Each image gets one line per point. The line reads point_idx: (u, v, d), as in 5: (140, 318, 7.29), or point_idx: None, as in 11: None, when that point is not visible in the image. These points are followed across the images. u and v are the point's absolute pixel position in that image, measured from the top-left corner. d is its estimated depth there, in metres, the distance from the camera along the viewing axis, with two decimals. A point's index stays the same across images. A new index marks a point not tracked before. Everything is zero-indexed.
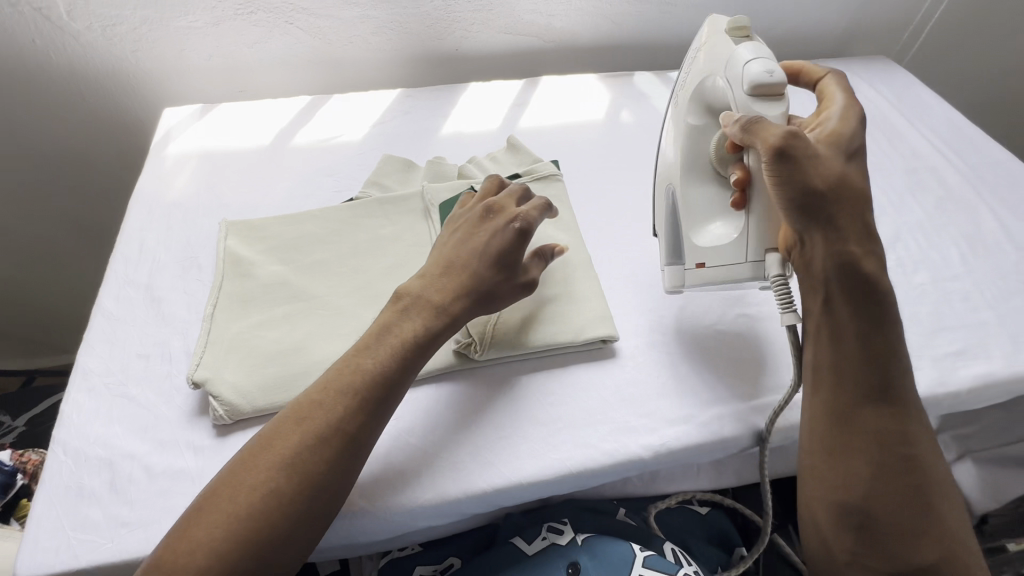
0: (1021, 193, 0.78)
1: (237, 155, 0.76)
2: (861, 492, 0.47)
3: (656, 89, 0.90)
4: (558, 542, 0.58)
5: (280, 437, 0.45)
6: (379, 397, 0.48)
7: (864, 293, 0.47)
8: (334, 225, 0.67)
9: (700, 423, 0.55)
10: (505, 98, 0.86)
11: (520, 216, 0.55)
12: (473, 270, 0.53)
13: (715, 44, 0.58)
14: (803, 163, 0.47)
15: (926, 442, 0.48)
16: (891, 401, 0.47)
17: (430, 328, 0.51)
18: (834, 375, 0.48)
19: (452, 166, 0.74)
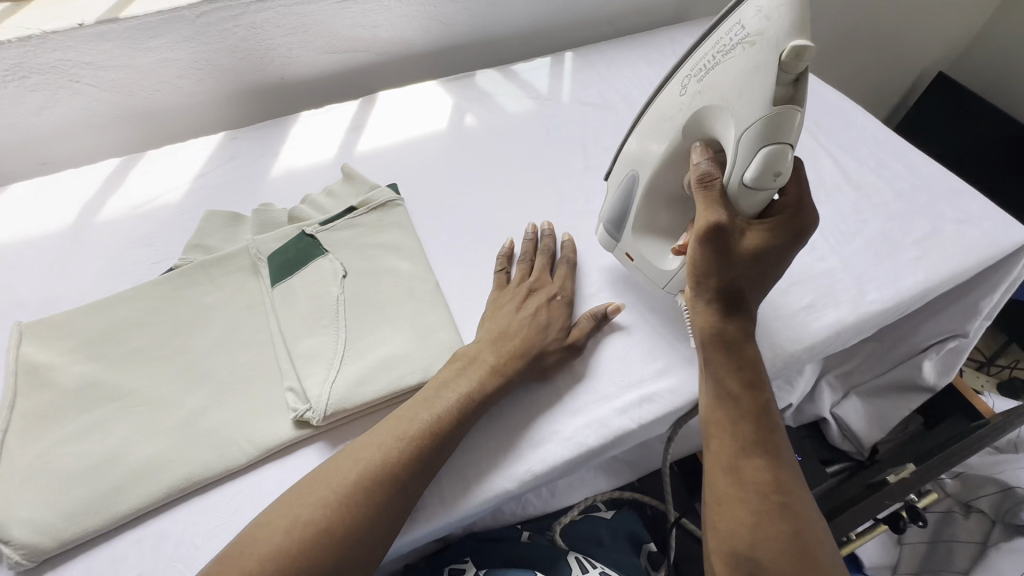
0: (853, 132, 0.80)
1: (35, 242, 0.67)
2: (742, 535, 0.43)
3: (498, 86, 0.87)
4: None
5: (337, 470, 0.46)
6: (438, 448, 0.48)
7: (742, 359, 0.48)
8: (152, 301, 0.60)
9: (561, 436, 0.52)
10: (339, 123, 0.81)
11: (558, 291, 0.59)
12: (530, 342, 0.54)
13: (757, 64, 0.43)
14: (718, 251, 0.47)
15: (807, 497, 0.45)
16: (777, 453, 0.46)
17: (483, 385, 0.51)
18: (719, 427, 0.47)
19: (282, 211, 0.68)
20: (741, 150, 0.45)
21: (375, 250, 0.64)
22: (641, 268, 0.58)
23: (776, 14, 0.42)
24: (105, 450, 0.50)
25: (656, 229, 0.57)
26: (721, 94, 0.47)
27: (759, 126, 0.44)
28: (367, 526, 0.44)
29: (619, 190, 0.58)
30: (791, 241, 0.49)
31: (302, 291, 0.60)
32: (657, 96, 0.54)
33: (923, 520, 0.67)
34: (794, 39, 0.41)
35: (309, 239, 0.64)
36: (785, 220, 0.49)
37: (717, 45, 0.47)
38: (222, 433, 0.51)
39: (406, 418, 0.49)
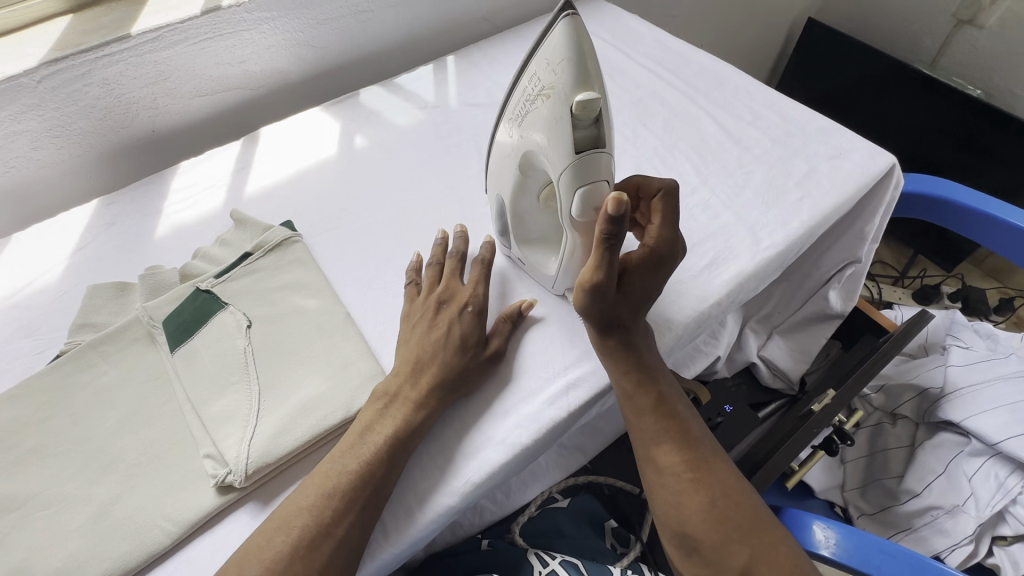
0: (728, 91, 0.84)
1: None
2: (673, 512, 0.52)
3: (384, 102, 0.86)
4: None
5: (271, 544, 0.45)
6: (371, 495, 0.47)
7: (638, 362, 0.53)
8: (38, 395, 0.55)
9: (495, 441, 0.52)
10: (223, 168, 0.77)
11: (470, 300, 0.58)
12: (447, 364, 0.53)
13: (554, 116, 0.44)
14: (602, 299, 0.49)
15: (717, 460, 0.53)
16: (683, 435, 0.53)
17: (409, 418, 0.50)
18: (633, 426, 0.55)
19: (173, 271, 0.65)
20: (562, 193, 0.46)
21: (278, 293, 0.62)
22: (532, 272, 0.61)
23: (561, 67, 0.43)
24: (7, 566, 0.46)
25: (534, 234, 0.58)
26: (536, 141, 0.47)
27: (570, 171, 0.45)
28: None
29: (494, 212, 0.60)
30: (664, 271, 0.53)
31: (205, 352, 0.57)
32: (498, 133, 0.55)
33: (852, 439, 0.74)
34: (581, 93, 0.42)
35: (205, 295, 0.61)
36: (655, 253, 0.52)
37: (525, 93, 0.48)
38: (141, 517, 0.48)
39: (332, 476, 0.48)
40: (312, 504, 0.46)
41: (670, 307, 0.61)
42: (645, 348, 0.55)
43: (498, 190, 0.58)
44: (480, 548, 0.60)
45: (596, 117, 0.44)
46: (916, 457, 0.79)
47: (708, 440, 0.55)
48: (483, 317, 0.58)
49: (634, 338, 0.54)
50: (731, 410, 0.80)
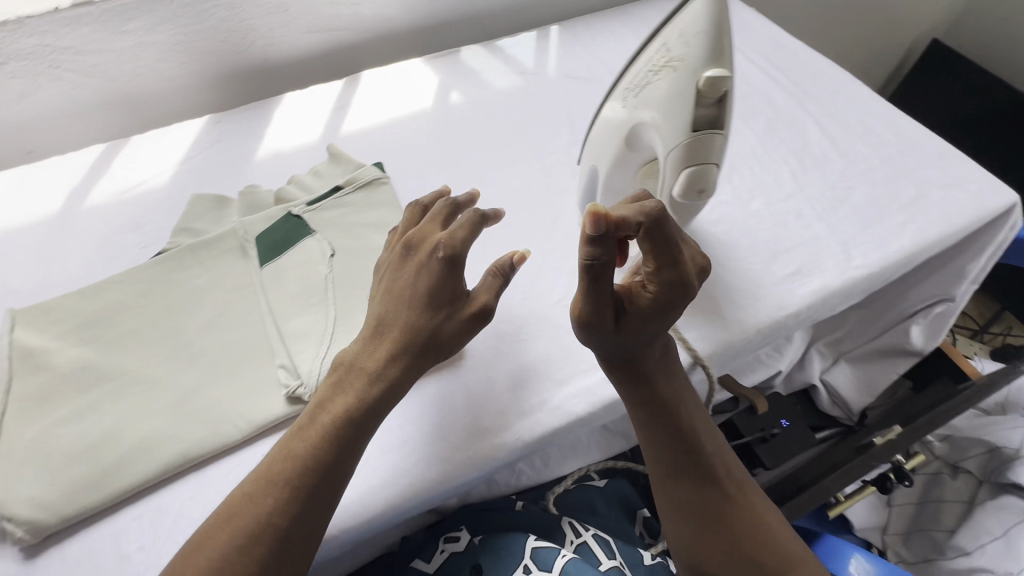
0: (841, 100, 0.80)
1: (23, 231, 0.67)
2: (684, 541, 0.53)
3: (483, 62, 0.86)
4: (456, 550, 0.58)
5: (215, 531, 0.43)
6: (318, 485, 0.45)
7: (651, 396, 0.51)
8: (141, 286, 0.60)
9: (509, 419, 0.53)
10: (324, 104, 0.80)
11: (444, 244, 0.49)
12: (410, 329, 0.49)
13: (679, 89, 0.43)
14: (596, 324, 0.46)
15: (739, 496, 0.52)
16: (701, 473, 0.52)
17: (365, 390, 0.48)
18: (650, 459, 0.54)
19: (268, 192, 0.68)
20: (667, 169, 0.45)
21: (362, 229, 0.64)
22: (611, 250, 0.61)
23: (698, 39, 0.42)
24: (101, 430, 0.50)
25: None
26: (649, 113, 0.46)
27: (680, 148, 0.44)
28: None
29: (584, 181, 0.59)
30: (681, 303, 0.46)
31: (290, 272, 0.60)
32: (609, 101, 0.53)
33: (910, 481, 0.70)
34: (712, 68, 0.41)
35: (296, 220, 0.64)
36: (663, 290, 0.45)
37: (648, 63, 0.47)
38: (218, 411, 0.52)
39: (285, 458, 0.45)
40: (252, 492, 0.44)
41: (747, 308, 0.60)
42: (664, 378, 0.51)
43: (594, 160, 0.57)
44: (515, 509, 0.63)
45: (721, 98, 0.43)
46: (972, 515, 0.75)
47: (731, 473, 0.53)
48: (459, 267, 0.49)
49: (650, 366, 0.50)
50: (789, 424, 0.76)
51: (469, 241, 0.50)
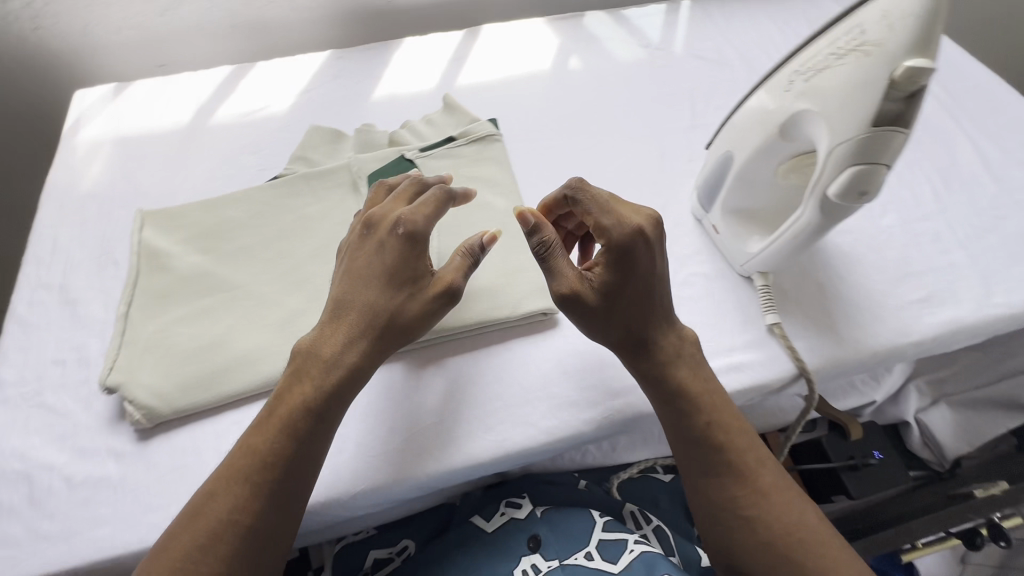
0: (1003, 119, 0.71)
1: (155, 138, 0.70)
2: (723, 545, 0.48)
3: (607, 30, 0.83)
4: (517, 517, 0.58)
5: (176, 537, 0.41)
6: (283, 476, 0.43)
7: (666, 386, 0.50)
8: (257, 207, 0.63)
9: (565, 401, 0.53)
10: (442, 52, 0.79)
11: (403, 220, 0.49)
12: (374, 308, 0.48)
13: (866, 78, 0.40)
14: (583, 312, 0.48)
15: (775, 493, 0.47)
16: (733, 470, 0.48)
17: (327, 378, 0.46)
18: (679, 457, 0.50)
19: (382, 133, 0.69)
20: (829, 164, 0.43)
21: (472, 183, 0.63)
22: (724, 243, 0.58)
23: (901, 25, 0.38)
24: (213, 335, 0.53)
25: (750, 206, 0.56)
26: (820, 102, 0.43)
27: (853, 143, 0.41)
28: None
29: (714, 166, 0.56)
30: (640, 253, 0.47)
31: None
32: (764, 83, 0.50)
33: (1005, 541, 0.68)
34: (913, 59, 0.38)
35: (407, 163, 0.64)
36: (613, 244, 0.47)
37: (828, 45, 0.43)
38: None
39: (248, 454, 0.44)
40: (213, 490, 0.43)
41: (866, 328, 0.55)
42: (682, 365, 0.50)
43: (731, 146, 0.54)
44: (578, 488, 0.63)
45: (911, 93, 0.39)
46: None
47: (767, 469, 0.48)
48: (417, 245, 0.49)
49: (659, 356, 0.50)
50: (883, 457, 0.70)
51: (430, 220, 0.49)
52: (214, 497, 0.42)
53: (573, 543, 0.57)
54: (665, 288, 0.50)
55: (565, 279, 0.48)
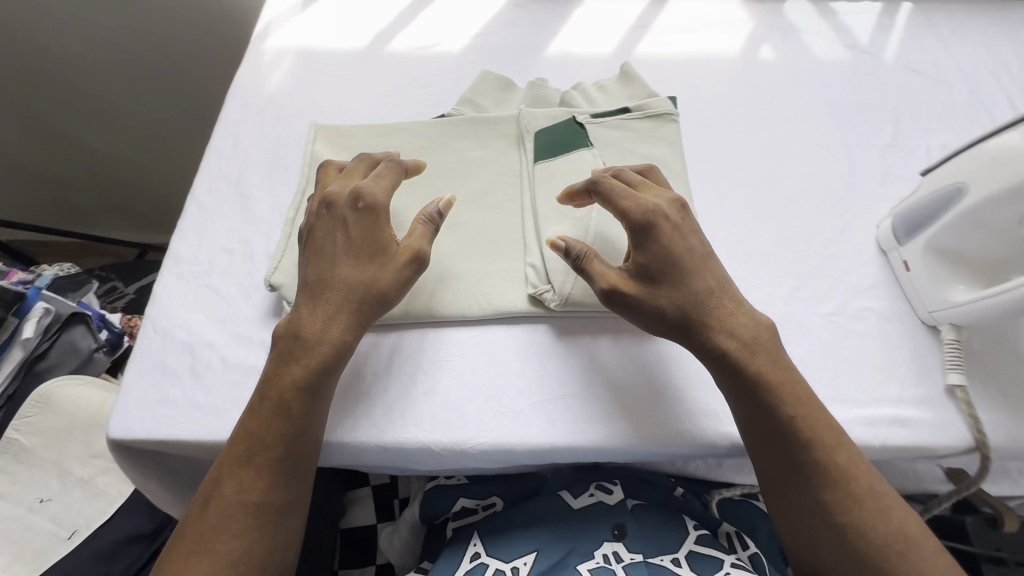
0: None
1: (333, 54, 0.72)
2: (807, 551, 0.45)
3: (809, 21, 0.75)
4: (606, 502, 0.57)
5: (191, 526, 0.44)
6: (286, 453, 0.45)
7: (742, 381, 0.46)
8: (422, 141, 0.62)
9: (648, 388, 0.51)
10: (625, 17, 0.75)
11: (362, 192, 0.49)
12: (347, 280, 0.48)
13: None
14: (637, 300, 0.47)
15: (869, 499, 0.44)
16: (821, 475, 0.44)
17: (314, 356, 0.46)
18: (756, 455, 0.46)
19: (554, 91, 0.67)
20: None
21: (641, 161, 0.60)
22: (914, 284, 0.53)
23: None
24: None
25: (959, 251, 0.50)
26: None
27: None
28: (251, 556, 0.43)
29: (931, 199, 0.52)
30: (664, 227, 0.48)
31: (561, 178, 0.58)
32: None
33: None
34: None
35: (577, 127, 0.61)
36: (635, 215, 0.48)
37: None
38: (466, 283, 0.54)
39: (247, 438, 0.45)
40: (219, 477, 0.44)
41: None
42: (759, 357, 0.46)
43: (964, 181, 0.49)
44: (674, 494, 0.60)
45: None
46: None
47: (861, 473, 0.44)
48: (377, 217, 0.50)
49: (731, 346, 0.46)
50: None
51: (384, 194, 0.51)
52: (223, 483, 0.43)
53: (661, 545, 0.54)
54: (707, 273, 0.48)
55: (608, 275, 0.48)
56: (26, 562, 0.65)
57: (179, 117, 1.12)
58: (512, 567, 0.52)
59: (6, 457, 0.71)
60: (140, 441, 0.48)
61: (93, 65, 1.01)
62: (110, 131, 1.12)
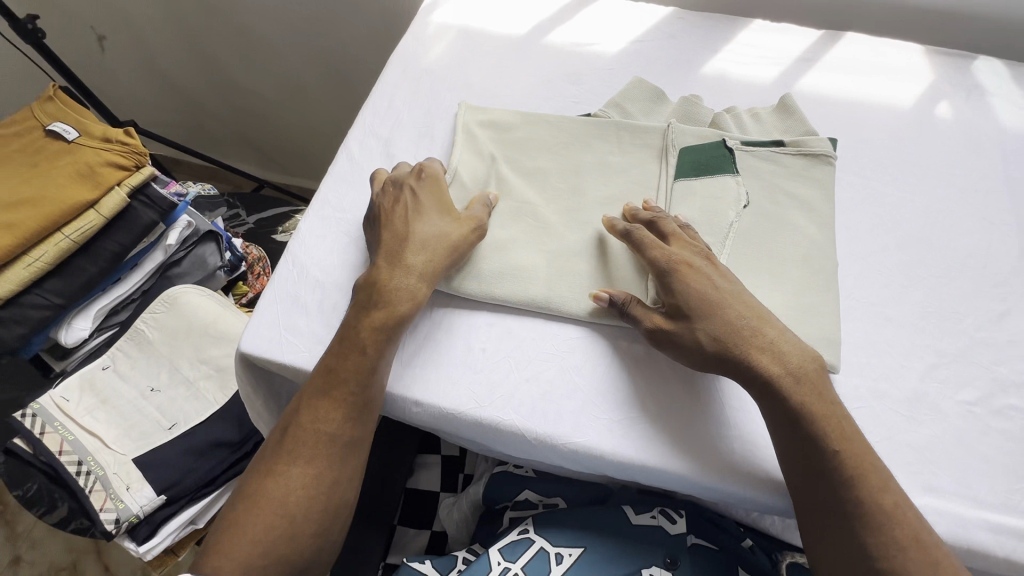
0: None
1: (493, 36, 0.74)
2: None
3: (1000, 84, 0.68)
4: (667, 529, 0.54)
5: (274, 453, 0.48)
6: (357, 396, 0.48)
7: (782, 408, 0.45)
8: (564, 136, 0.63)
9: (696, 396, 0.50)
10: (794, 47, 0.72)
11: (422, 169, 0.57)
12: (423, 236, 0.52)
13: None
14: (680, 334, 0.47)
15: (914, 548, 0.41)
16: (861, 513, 0.42)
17: (390, 303, 0.49)
18: (790, 483, 0.44)
19: (707, 111, 0.65)
20: None
21: (786, 199, 0.58)
22: None
23: None
24: (502, 238, 0.56)
25: None
26: None
27: None
28: (319, 484, 0.47)
29: None
30: (688, 270, 0.49)
31: (700, 200, 0.57)
32: None
33: None
34: None
35: (726, 151, 0.60)
36: (658, 256, 0.50)
37: None
38: (587, 283, 0.54)
39: (326, 373, 0.48)
40: (298, 406, 0.49)
41: None
42: (804, 387, 0.45)
43: None
44: (742, 543, 0.57)
45: None
46: None
47: (907, 520, 0.41)
48: (439, 188, 0.56)
49: (777, 372, 0.45)
50: None
51: (440, 174, 0.57)
52: (301, 412, 0.47)
53: None
54: (739, 304, 0.48)
55: (653, 315, 0.49)
56: (130, 437, 0.73)
57: (321, 73, 1.16)
58: (556, 553, 0.53)
59: (131, 344, 0.80)
60: (265, 360, 0.52)
61: (261, 12, 1.07)
62: (262, 74, 1.21)
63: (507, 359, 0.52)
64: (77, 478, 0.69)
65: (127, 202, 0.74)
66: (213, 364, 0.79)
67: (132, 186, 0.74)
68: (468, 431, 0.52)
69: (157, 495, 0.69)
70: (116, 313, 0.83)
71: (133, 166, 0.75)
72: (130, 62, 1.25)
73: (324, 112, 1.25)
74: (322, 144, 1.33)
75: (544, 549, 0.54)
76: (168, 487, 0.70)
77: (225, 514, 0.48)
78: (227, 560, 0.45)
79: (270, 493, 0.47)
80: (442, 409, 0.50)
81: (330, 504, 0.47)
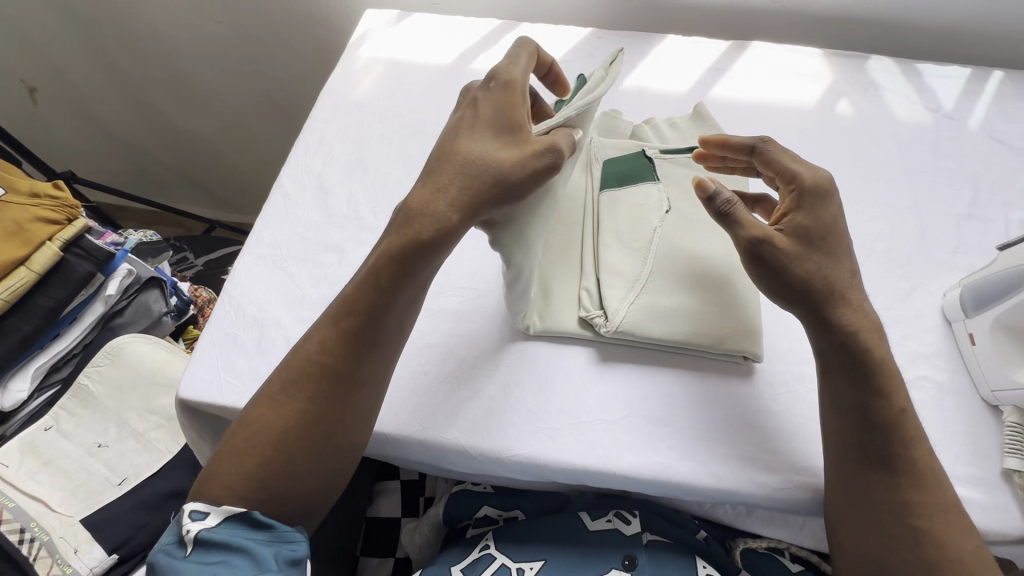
0: None
1: (419, 67, 0.76)
2: (873, 559, 0.43)
3: (891, 79, 0.74)
4: (623, 531, 0.55)
5: (275, 379, 0.47)
6: (363, 329, 0.46)
7: (864, 361, 0.46)
8: None
9: (664, 394, 0.52)
10: (704, 59, 0.76)
11: (498, 72, 0.49)
12: (470, 154, 0.45)
13: None
14: (790, 259, 0.46)
15: (954, 512, 0.43)
16: (909, 470, 0.44)
17: (415, 226, 0.45)
18: (840, 441, 0.46)
19: (627, 123, 0.68)
20: None
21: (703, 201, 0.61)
22: (978, 359, 0.52)
23: None
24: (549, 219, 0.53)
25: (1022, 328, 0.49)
26: None
27: None
28: (315, 420, 0.45)
29: (999, 274, 0.51)
30: (832, 197, 0.48)
31: (624, 208, 0.60)
32: None
33: None
34: None
35: (646, 160, 0.62)
36: (802, 176, 0.49)
37: None
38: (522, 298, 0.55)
39: (343, 301, 0.47)
40: (309, 336, 0.48)
41: None
42: (879, 341, 0.47)
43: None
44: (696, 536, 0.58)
45: None
46: None
47: (947, 484, 0.44)
48: (513, 99, 0.47)
49: (865, 326, 0.46)
50: None
51: (521, 81, 0.48)
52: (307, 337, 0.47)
53: None
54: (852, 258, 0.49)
55: (767, 227, 0.46)
56: (78, 497, 0.71)
57: (263, 110, 1.17)
58: (517, 567, 0.54)
59: (75, 401, 0.78)
60: (204, 404, 0.52)
61: (196, 55, 1.08)
62: (202, 114, 1.20)
63: (446, 381, 0.53)
64: (20, 547, 0.64)
65: (60, 256, 0.72)
66: (163, 413, 0.78)
67: (65, 239, 0.73)
68: (417, 453, 0.52)
69: (108, 555, 0.67)
70: (57, 370, 0.80)
71: (65, 220, 0.74)
72: (63, 114, 1.22)
73: (270, 148, 1.25)
74: (271, 180, 1.33)
75: (506, 565, 0.54)
76: (120, 545, 0.68)
77: (218, 446, 0.46)
78: (224, 490, 0.44)
79: (260, 425, 0.45)
80: (385, 435, 0.51)
81: (324, 447, 0.45)
